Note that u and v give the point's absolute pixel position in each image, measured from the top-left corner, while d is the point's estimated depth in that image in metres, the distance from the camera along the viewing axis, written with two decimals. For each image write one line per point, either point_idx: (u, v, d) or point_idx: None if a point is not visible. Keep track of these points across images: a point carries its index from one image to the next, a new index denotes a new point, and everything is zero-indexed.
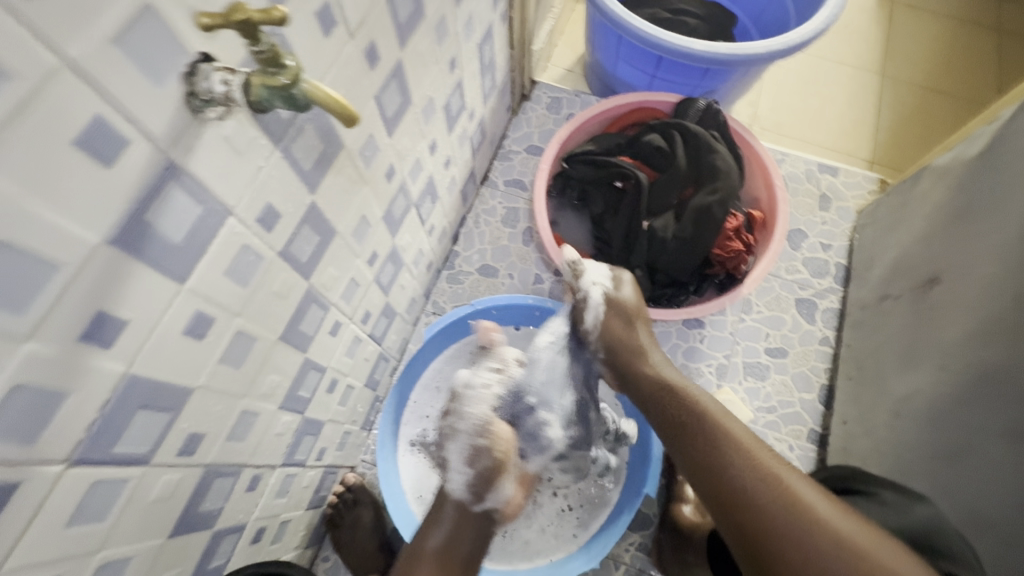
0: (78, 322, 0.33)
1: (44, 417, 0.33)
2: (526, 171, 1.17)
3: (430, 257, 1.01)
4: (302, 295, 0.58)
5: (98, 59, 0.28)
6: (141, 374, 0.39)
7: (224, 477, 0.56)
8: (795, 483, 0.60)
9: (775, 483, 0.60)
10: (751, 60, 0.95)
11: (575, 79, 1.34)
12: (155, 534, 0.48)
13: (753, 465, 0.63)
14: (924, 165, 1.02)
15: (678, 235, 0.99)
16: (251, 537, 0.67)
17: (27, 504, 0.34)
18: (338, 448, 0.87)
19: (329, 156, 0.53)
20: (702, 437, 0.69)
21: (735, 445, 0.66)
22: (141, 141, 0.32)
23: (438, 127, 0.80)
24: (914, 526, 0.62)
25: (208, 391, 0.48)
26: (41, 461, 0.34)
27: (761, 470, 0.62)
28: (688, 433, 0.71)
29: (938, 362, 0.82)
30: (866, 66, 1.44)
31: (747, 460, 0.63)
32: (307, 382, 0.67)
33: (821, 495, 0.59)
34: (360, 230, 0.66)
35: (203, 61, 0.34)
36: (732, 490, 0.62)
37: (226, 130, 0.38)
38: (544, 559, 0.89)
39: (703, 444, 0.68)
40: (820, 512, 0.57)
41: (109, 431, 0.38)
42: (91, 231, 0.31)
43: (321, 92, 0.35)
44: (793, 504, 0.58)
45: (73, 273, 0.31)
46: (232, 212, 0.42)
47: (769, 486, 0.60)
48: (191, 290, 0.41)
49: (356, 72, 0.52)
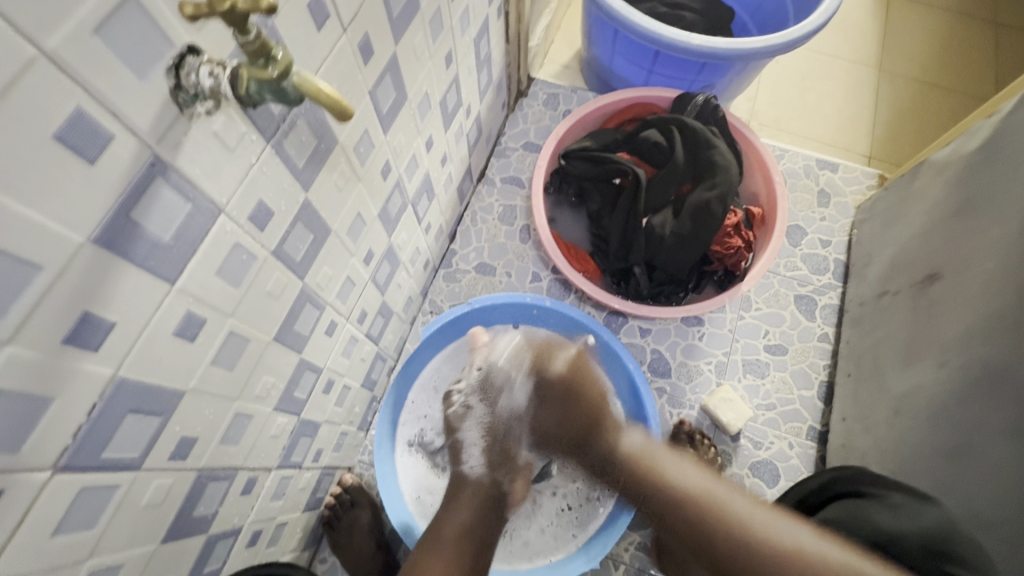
0: (63, 324, 0.32)
1: (27, 423, 0.32)
2: (523, 168, 1.16)
3: (427, 255, 1.00)
4: (297, 295, 0.57)
5: (79, 50, 0.27)
6: (130, 376, 0.38)
7: (218, 481, 0.55)
8: (776, 525, 0.56)
9: (751, 528, 0.56)
10: (749, 55, 0.94)
11: (572, 75, 1.32)
12: (147, 540, 0.47)
13: (742, 534, 0.56)
14: (923, 160, 1.01)
15: (677, 232, 0.98)
16: (246, 541, 0.66)
17: (11, 512, 0.33)
18: (335, 449, 0.86)
19: (323, 152, 0.52)
20: (668, 497, 0.63)
21: (712, 516, 0.59)
22: (126, 136, 0.31)
23: (434, 123, 0.79)
24: (925, 527, 0.61)
25: (200, 394, 0.47)
26: (25, 468, 0.33)
27: (744, 526, 0.57)
28: (649, 479, 0.65)
29: (938, 358, 0.82)
30: (864, 61, 1.43)
31: (715, 511, 0.59)
32: (302, 382, 0.66)
33: (799, 528, 0.56)
34: (355, 228, 0.65)
35: (190, 53, 0.33)
36: (719, 528, 0.58)
37: (215, 124, 0.37)
38: (543, 560, 0.88)
39: (653, 493, 0.64)
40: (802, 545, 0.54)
41: (97, 436, 0.37)
42: (74, 230, 0.30)
43: (313, 85, 0.34)
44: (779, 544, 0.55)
45: (55, 273, 0.30)
46: (222, 210, 0.41)
47: (703, 504, 0.60)
48: (181, 290, 0.40)
49: (350, 66, 0.51)
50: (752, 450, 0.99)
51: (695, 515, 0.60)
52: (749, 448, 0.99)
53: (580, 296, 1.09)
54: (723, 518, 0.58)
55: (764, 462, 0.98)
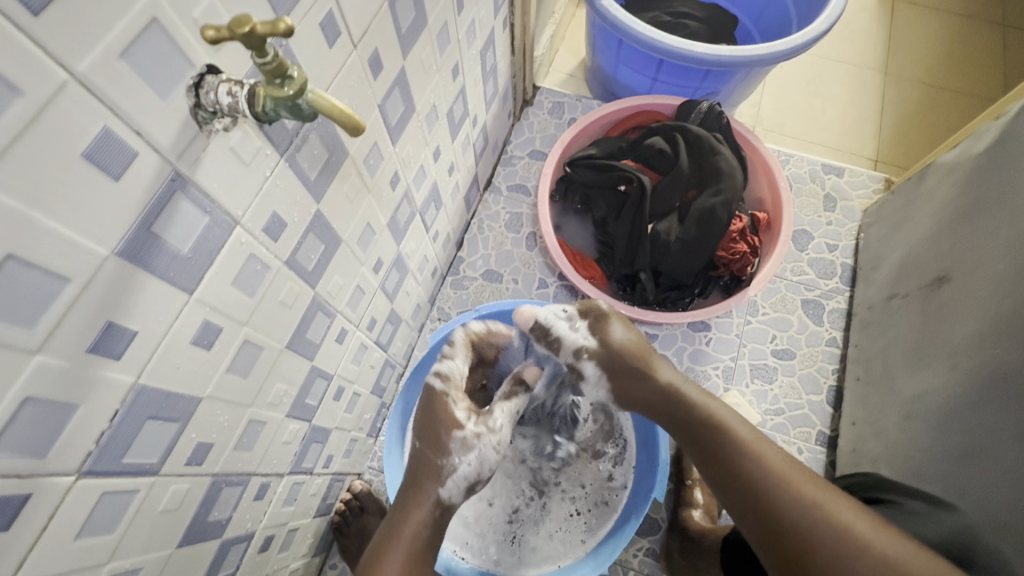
0: (87, 334, 0.33)
1: (54, 429, 0.33)
2: (529, 175, 1.18)
3: (435, 262, 1.01)
4: (308, 304, 0.58)
5: (106, 73, 0.28)
6: (150, 384, 0.39)
7: (233, 486, 0.56)
8: (816, 491, 0.56)
9: (791, 487, 0.57)
10: (753, 62, 0.95)
11: (577, 83, 1.34)
12: (164, 544, 0.48)
13: (778, 490, 0.57)
14: (930, 162, 1.01)
15: (682, 237, 0.98)
16: (259, 546, 0.67)
17: (38, 516, 0.34)
18: (345, 455, 0.87)
19: (334, 165, 0.53)
20: (750, 480, 0.59)
21: (750, 470, 0.60)
22: (149, 153, 0.33)
23: (441, 134, 0.80)
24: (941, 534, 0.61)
25: (216, 400, 0.48)
26: (51, 473, 0.34)
27: (784, 479, 0.58)
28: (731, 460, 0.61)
29: (948, 362, 0.81)
30: (870, 65, 1.43)
31: (805, 501, 0.55)
32: (314, 389, 0.68)
33: (834, 494, 0.56)
34: (365, 238, 0.66)
35: (209, 73, 0.34)
36: (758, 480, 0.59)
37: (232, 140, 0.39)
38: (551, 565, 0.88)
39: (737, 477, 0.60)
40: (831, 509, 0.55)
41: (119, 442, 0.38)
42: (99, 243, 0.32)
43: (325, 102, 0.35)
44: (809, 500, 0.56)
45: (81, 285, 0.31)
46: (238, 222, 0.42)
47: (796, 493, 0.56)
48: (198, 300, 0.41)
49: (360, 80, 0.52)
50: None
51: (738, 466, 0.60)
52: None
53: None
54: (819, 512, 0.55)
55: None
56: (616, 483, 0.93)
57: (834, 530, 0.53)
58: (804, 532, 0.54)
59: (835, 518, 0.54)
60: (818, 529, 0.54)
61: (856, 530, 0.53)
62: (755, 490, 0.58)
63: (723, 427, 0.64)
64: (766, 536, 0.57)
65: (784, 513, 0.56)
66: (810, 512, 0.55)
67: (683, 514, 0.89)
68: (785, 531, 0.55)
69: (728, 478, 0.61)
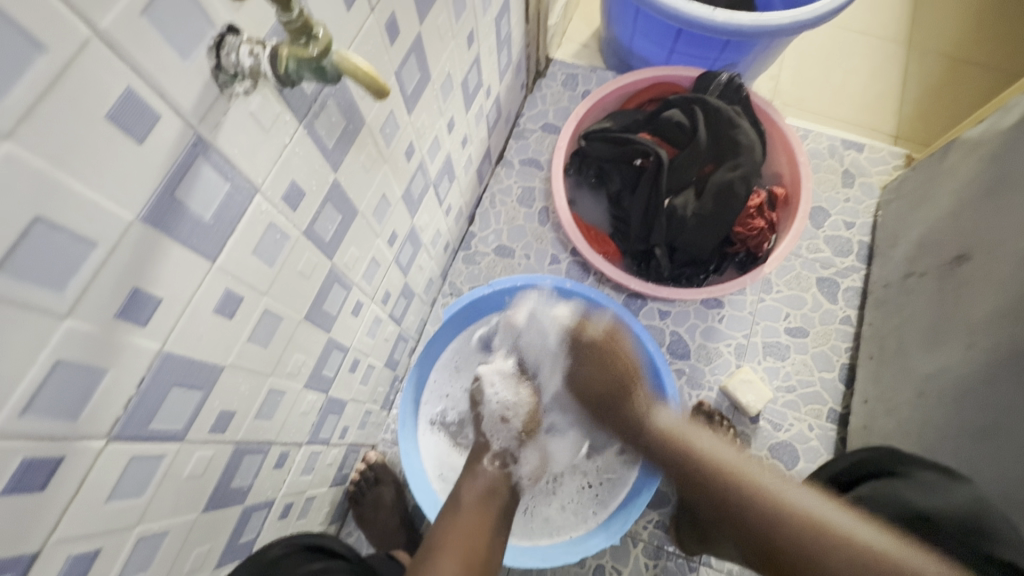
0: (114, 300, 0.33)
1: (85, 393, 0.33)
2: (542, 149, 1.16)
3: (447, 237, 1.00)
4: (326, 275, 0.58)
5: (128, 30, 0.28)
6: (175, 352, 0.40)
7: (254, 454, 0.57)
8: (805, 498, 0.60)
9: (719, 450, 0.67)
10: (775, 31, 0.91)
11: (591, 54, 1.30)
12: (190, 509, 0.49)
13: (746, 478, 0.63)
14: (955, 137, 0.99)
15: (699, 212, 0.97)
16: (278, 513, 0.68)
17: (70, 479, 0.34)
18: (360, 426, 0.89)
19: (351, 133, 0.52)
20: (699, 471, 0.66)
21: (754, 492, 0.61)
22: (170, 116, 0.32)
23: (455, 104, 0.79)
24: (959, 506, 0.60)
25: (238, 368, 0.48)
26: (82, 436, 0.34)
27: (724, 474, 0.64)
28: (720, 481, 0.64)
29: (966, 339, 0.80)
30: (893, 36, 1.39)
31: (781, 509, 0.59)
32: (330, 361, 0.68)
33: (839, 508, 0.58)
34: (380, 210, 0.66)
35: (229, 33, 0.33)
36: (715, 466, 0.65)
37: (252, 105, 0.38)
38: (564, 536, 0.89)
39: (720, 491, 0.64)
40: (831, 523, 0.56)
41: (146, 407, 0.39)
42: (125, 208, 0.31)
43: (350, 63, 0.34)
44: (811, 524, 0.57)
45: (107, 250, 0.31)
46: (258, 190, 0.42)
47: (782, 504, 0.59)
48: (221, 269, 0.41)
49: (377, 46, 0.51)
50: (771, 432, 0.99)
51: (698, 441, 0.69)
52: (768, 430, 0.99)
53: (600, 277, 1.09)
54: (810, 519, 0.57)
55: (783, 444, 0.98)
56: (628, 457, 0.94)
57: (841, 541, 0.55)
58: (803, 529, 0.57)
59: (826, 529, 0.56)
60: (791, 521, 0.58)
61: (853, 540, 0.55)
62: (754, 513, 0.60)
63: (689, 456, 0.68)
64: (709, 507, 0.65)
65: (753, 500, 0.61)
66: (770, 500, 0.60)
67: None
68: (722, 513, 0.63)
69: (769, 525, 0.59)
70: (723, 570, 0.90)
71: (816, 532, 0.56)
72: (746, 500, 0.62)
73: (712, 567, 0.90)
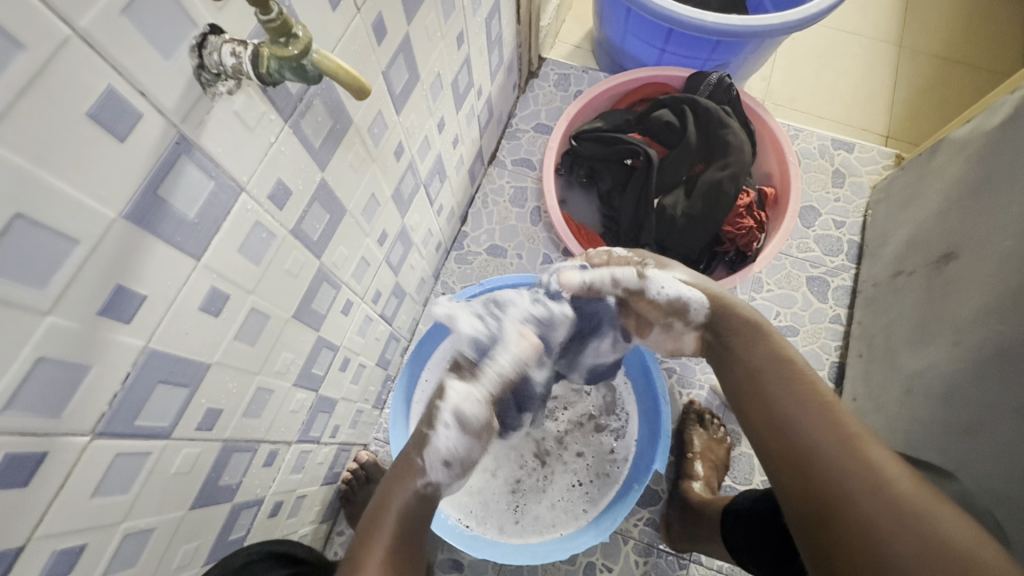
0: (98, 297, 0.33)
1: (68, 389, 0.34)
2: (534, 149, 1.16)
3: (439, 237, 1.00)
4: (314, 273, 0.58)
5: (108, 30, 0.28)
6: (160, 349, 0.40)
7: (242, 452, 0.57)
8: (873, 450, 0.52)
9: (799, 379, 0.61)
10: (764, 31, 0.92)
11: (584, 55, 1.31)
12: (177, 506, 0.49)
13: (808, 417, 0.56)
14: (943, 137, 0.99)
15: (688, 212, 0.97)
16: (268, 512, 0.69)
17: (54, 475, 0.35)
18: (351, 425, 0.89)
19: (338, 133, 0.53)
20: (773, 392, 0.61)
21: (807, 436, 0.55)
22: (153, 115, 0.32)
23: (445, 104, 0.79)
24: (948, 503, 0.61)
25: (225, 366, 0.49)
26: (66, 432, 0.34)
27: (785, 410, 0.58)
28: (782, 414, 0.58)
29: (953, 337, 0.81)
30: (883, 37, 1.40)
31: (837, 450, 0.52)
32: (320, 359, 0.68)
33: (903, 471, 0.50)
34: (370, 209, 0.66)
35: (211, 33, 0.34)
36: (785, 399, 0.59)
37: (236, 104, 0.38)
38: (555, 533, 0.90)
39: (781, 417, 0.58)
40: (886, 473, 0.49)
41: (131, 404, 0.39)
42: (108, 205, 0.32)
43: (331, 63, 0.34)
44: (864, 468, 0.50)
45: (90, 247, 0.31)
46: (243, 188, 0.42)
47: (847, 444, 0.53)
48: (206, 266, 0.41)
49: (363, 46, 0.51)
50: None
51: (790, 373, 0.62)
52: None
53: None
54: (864, 465, 0.50)
55: None
56: (619, 455, 0.95)
57: (898, 504, 0.47)
58: (847, 474, 0.50)
59: (890, 484, 0.48)
60: (851, 463, 0.51)
61: (899, 495, 0.47)
62: (799, 451, 0.55)
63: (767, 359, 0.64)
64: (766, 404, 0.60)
65: (811, 423, 0.56)
66: (826, 441, 0.54)
67: (684, 486, 0.90)
68: (772, 430, 0.59)
69: (808, 466, 0.53)
70: (714, 567, 0.90)
71: (868, 482, 0.49)
72: (796, 433, 0.56)
73: (703, 565, 0.91)
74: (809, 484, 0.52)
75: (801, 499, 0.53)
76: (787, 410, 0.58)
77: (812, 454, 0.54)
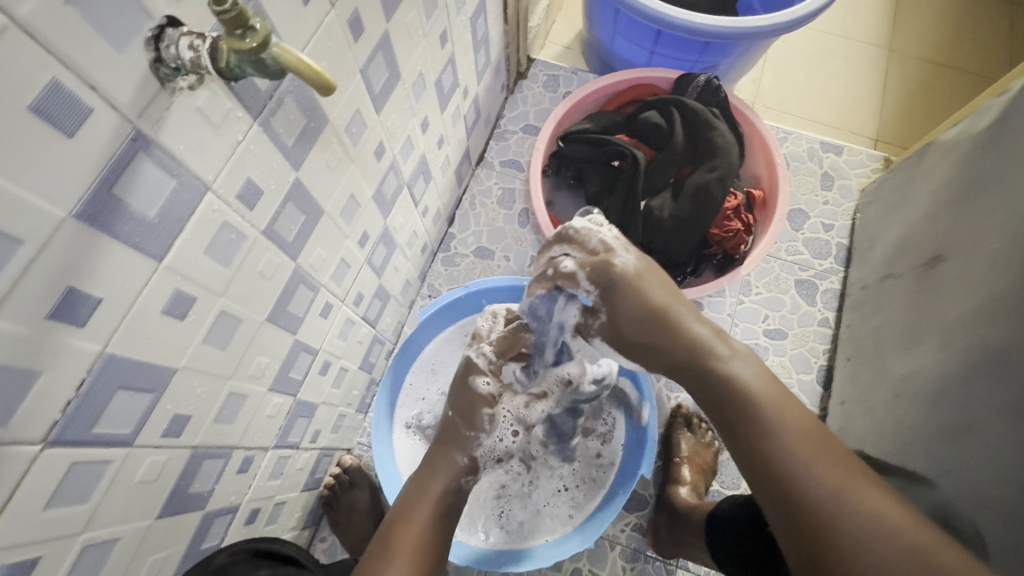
0: (47, 299, 0.32)
1: (15, 397, 0.32)
2: (522, 151, 1.15)
3: (425, 239, 0.99)
4: (289, 275, 0.57)
5: (52, 19, 0.27)
6: (119, 354, 0.38)
7: (214, 459, 0.56)
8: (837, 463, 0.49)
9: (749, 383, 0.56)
10: (753, 33, 0.91)
11: (574, 57, 1.30)
12: (143, 515, 0.48)
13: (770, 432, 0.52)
14: (931, 141, 0.99)
15: (676, 214, 0.97)
16: (244, 518, 0.67)
17: (2, 484, 0.33)
18: (334, 430, 0.87)
19: (313, 131, 0.51)
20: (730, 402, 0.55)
21: (777, 456, 0.51)
22: (106, 110, 0.31)
23: (429, 103, 0.78)
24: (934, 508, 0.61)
25: (194, 371, 0.47)
26: (14, 441, 0.33)
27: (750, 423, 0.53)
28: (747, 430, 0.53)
29: (941, 340, 0.81)
30: (873, 41, 1.40)
31: (809, 472, 0.49)
32: (298, 363, 0.67)
33: (867, 481, 0.48)
34: (349, 210, 0.65)
35: (169, 26, 0.32)
36: (745, 410, 0.54)
37: (199, 101, 0.37)
38: (540, 539, 0.89)
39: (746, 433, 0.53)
40: (858, 489, 0.47)
41: (88, 412, 0.37)
42: (57, 205, 0.30)
43: (292, 57, 0.33)
44: (840, 490, 0.47)
45: (37, 248, 0.30)
46: (209, 187, 0.41)
47: (816, 463, 0.49)
48: (168, 268, 0.40)
49: (339, 43, 0.50)
50: None
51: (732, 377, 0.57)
52: None
53: None
54: (837, 487, 0.47)
55: None
56: (606, 460, 0.94)
57: (859, 510, 0.46)
58: (827, 500, 0.47)
59: (858, 495, 0.47)
60: (826, 486, 0.48)
61: (879, 517, 0.45)
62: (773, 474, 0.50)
63: (711, 366, 0.58)
64: (723, 407, 0.56)
65: (774, 433, 0.52)
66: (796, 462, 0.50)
67: (671, 491, 0.89)
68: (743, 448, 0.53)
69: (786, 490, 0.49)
70: (701, 572, 0.89)
71: (846, 506, 0.46)
72: (765, 451, 0.51)
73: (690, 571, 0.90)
74: (793, 509, 0.48)
75: (774, 507, 0.50)
76: (751, 424, 0.53)
77: (788, 476, 0.49)
